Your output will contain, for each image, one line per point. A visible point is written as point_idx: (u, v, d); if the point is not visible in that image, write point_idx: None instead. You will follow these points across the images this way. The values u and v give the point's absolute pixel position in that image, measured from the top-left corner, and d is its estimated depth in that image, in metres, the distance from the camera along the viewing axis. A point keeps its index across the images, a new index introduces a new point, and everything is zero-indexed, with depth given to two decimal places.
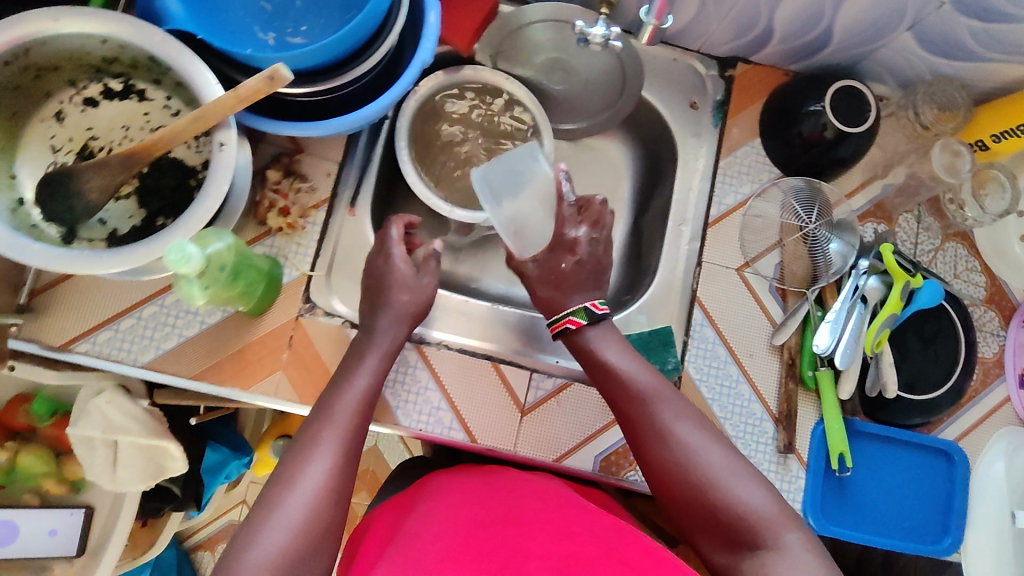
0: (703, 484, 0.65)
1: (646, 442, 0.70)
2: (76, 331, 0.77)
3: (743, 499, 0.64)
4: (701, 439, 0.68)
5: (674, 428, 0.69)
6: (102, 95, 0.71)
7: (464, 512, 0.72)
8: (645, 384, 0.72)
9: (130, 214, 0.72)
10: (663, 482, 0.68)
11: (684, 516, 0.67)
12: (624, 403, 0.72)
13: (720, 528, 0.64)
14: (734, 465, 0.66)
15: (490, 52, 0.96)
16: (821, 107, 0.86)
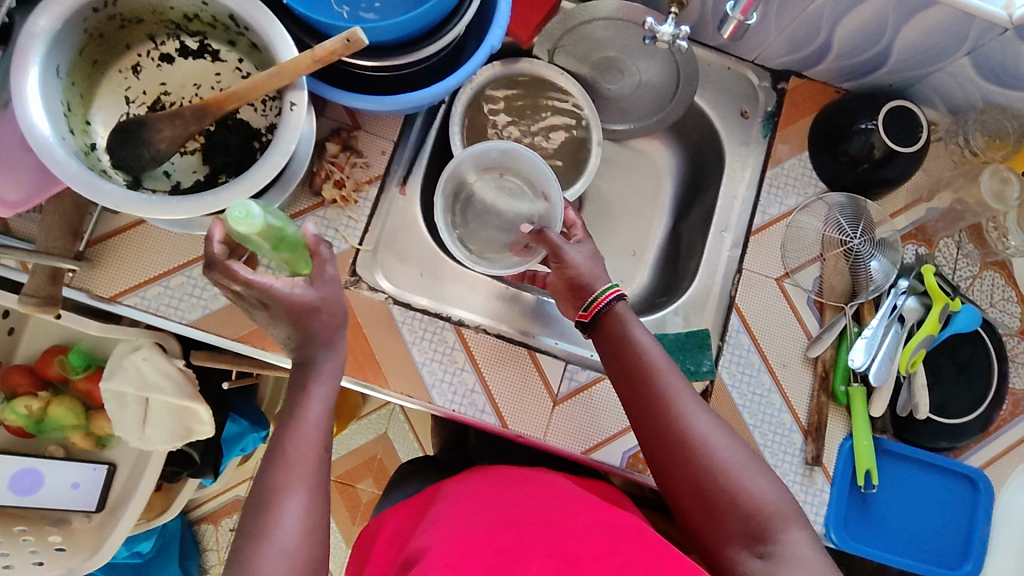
0: (715, 477, 0.66)
1: (661, 426, 0.68)
2: (127, 284, 0.79)
3: (753, 497, 0.65)
4: (716, 430, 0.68)
5: (692, 416, 0.68)
6: (178, 52, 0.74)
7: (488, 509, 0.71)
8: (666, 369, 0.70)
9: (194, 169, 0.76)
10: (672, 467, 0.68)
11: (686, 502, 0.68)
12: (642, 383, 0.70)
13: (728, 520, 0.65)
14: (748, 462, 0.66)
15: (548, 45, 0.98)
16: (873, 126, 0.88)
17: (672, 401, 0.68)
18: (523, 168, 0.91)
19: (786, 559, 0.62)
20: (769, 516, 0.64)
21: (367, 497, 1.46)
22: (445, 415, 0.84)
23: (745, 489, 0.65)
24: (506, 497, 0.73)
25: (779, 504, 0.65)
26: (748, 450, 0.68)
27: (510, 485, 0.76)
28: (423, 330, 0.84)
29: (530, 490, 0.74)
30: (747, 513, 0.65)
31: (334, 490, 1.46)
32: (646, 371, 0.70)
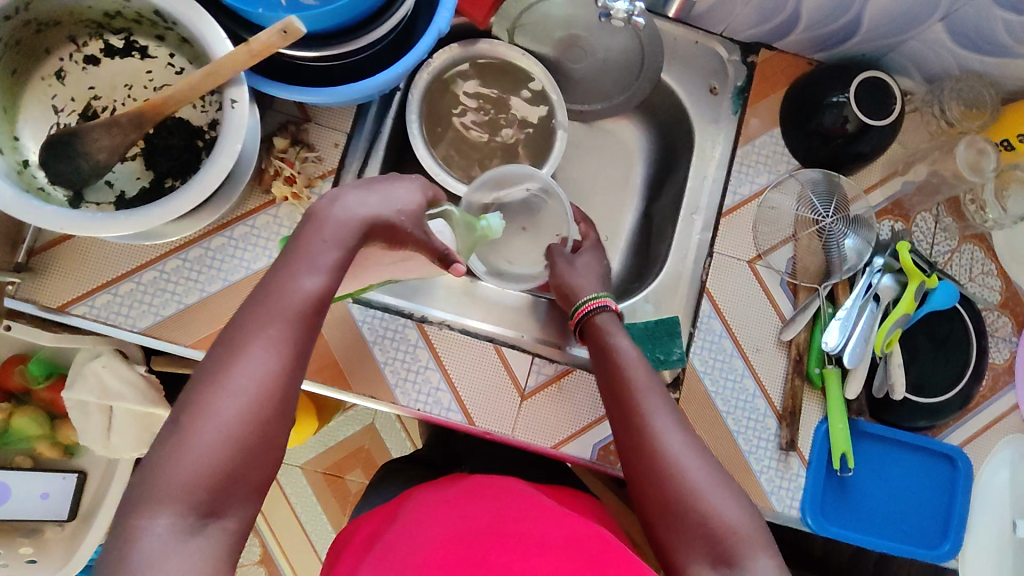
0: (680, 494, 0.62)
1: (634, 441, 0.67)
2: (74, 293, 0.76)
3: (717, 516, 0.60)
4: (688, 449, 0.64)
5: (665, 432, 0.65)
6: (103, 52, 0.71)
7: (456, 524, 0.67)
8: (645, 383, 0.69)
9: (137, 176, 0.71)
10: (640, 484, 0.65)
11: (653, 523, 0.63)
12: (621, 397, 0.70)
13: (692, 535, 0.60)
14: (718, 484, 0.62)
15: (507, 25, 0.95)
16: (845, 99, 0.84)
17: (646, 415, 0.67)
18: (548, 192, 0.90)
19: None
20: (735, 538, 0.59)
21: (356, 489, 1.45)
22: (411, 415, 0.82)
23: (711, 510, 0.60)
24: (477, 509, 0.69)
25: (746, 522, 0.60)
26: (720, 474, 0.63)
27: (484, 494, 0.73)
28: (385, 330, 0.81)
29: (506, 502, 0.71)
30: (711, 536, 0.60)
31: (322, 482, 1.45)
32: (626, 385, 0.70)
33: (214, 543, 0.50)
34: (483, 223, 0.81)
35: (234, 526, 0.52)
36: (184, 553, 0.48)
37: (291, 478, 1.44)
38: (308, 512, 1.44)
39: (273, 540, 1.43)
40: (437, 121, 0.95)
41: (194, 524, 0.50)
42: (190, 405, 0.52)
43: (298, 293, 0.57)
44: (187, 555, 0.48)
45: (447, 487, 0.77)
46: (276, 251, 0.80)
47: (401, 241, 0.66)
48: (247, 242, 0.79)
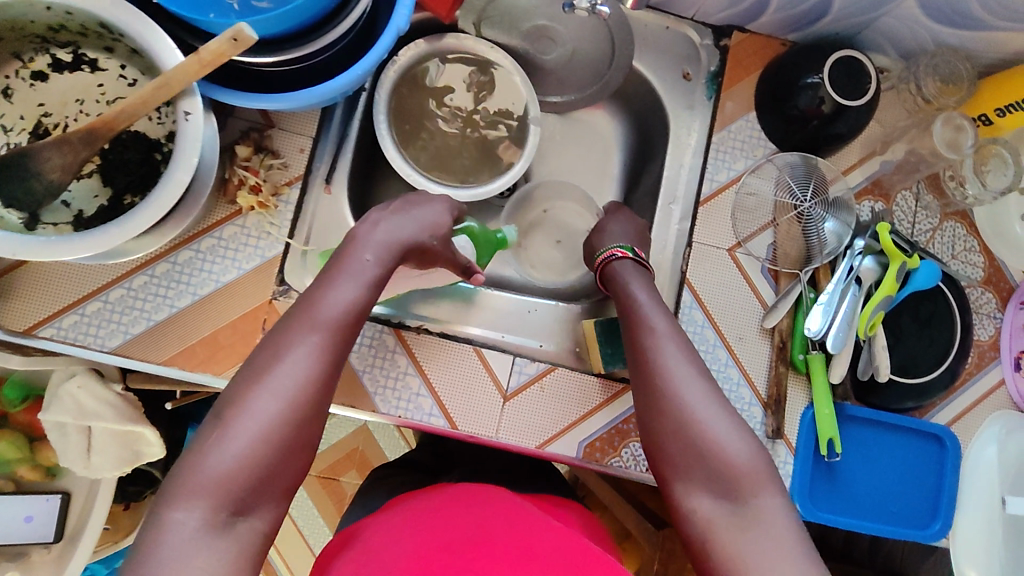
0: (684, 423, 0.62)
1: (642, 373, 0.67)
2: (40, 315, 0.74)
3: (720, 446, 0.60)
4: (695, 380, 0.64)
5: (672, 364, 0.65)
6: (51, 67, 0.68)
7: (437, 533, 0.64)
8: (659, 320, 0.70)
9: (95, 193, 0.70)
10: (650, 418, 0.64)
11: (657, 452, 0.63)
12: (632, 330, 0.70)
13: (698, 467, 0.60)
14: (720, 414, 0.62)
15: (473, 18, 0.93)
16: (819, 80, 0.83)
17: (654, 347, 0.67)
18: (555, 196, 0.98)
19: (749, 516, 0.57)
20: (736, 467, 0.59)
21: (351, 491, 1.43)
22: (393, 422, 0.81)
23: (713, 439, 0.60)
24: (465, 511, 0.67)
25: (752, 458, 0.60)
26: (725, 407, 0.63)
27: (474, 497, 0.71)
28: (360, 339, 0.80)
29: (496, 506, 0.69)
30: (712, 464, 0.60)
31: (318, 486, 1.43)
32: (638, 319, 0.71)
33: (241, 540, 0.51)
34: (501, 235, 0.90)
35: (261, 525, 0.53)
36: (213, 548, 0.50)
37: None
38: (305, 517, 1.42)
39: (279, 556, 1.41)
40: (406, 119, 0.93)
41: (225, 520, 0.51)
42: (228, 407, 0.55)
43: (335, 304, 0.61)
44: (212, 551, 0.49)
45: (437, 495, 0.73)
46: (245, 263, 0.78)
47: (432, 261, 0.75)
48: (215, 254, 0.77)
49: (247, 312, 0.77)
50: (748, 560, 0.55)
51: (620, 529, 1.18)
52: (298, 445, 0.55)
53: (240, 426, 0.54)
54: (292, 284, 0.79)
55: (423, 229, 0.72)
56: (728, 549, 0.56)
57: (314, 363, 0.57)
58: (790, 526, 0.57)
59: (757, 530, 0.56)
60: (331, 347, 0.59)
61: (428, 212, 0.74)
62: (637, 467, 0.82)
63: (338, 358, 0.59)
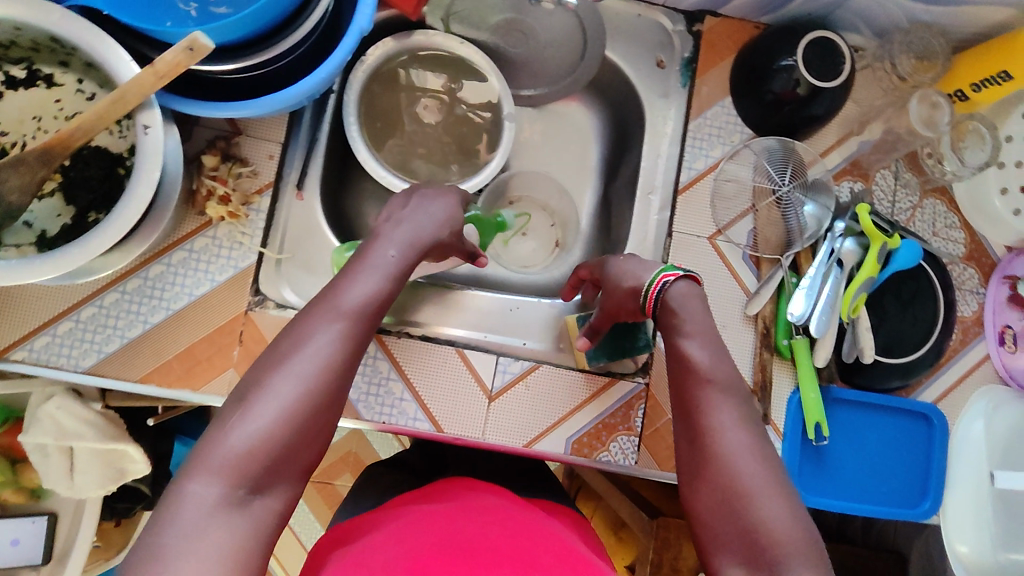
0: (731, 491, 0.54)
1: (692, 429, 0.59)
2: (10, 338, 0.73)
3: (769, 525, 0.52)
4: (750, 449, 0.56)
5: (727, 427, 0.57)
6: (6, 84, 0.67)
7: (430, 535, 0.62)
8: (711, 372, 0.61)
9: (58, 213, 0.68)
10: (691, 475, 0.57)
11: (697, 520, 0.55)
12: (682, 379, 0.62)
13: (740, 541, 0.52)
14: (773, 489, 0.53)
15: (441, 14, 0.91)
16: (793, 62, 0.82)
17: (705, 401, 0.59)
18: (529, 189, 0.98)
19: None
20: (783, 548, 0.50)
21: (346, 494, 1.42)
22: (377, 428, 0.80)
23: (762, 516, 0.52)
24: (456, 524, 0.63)
25: (797, 535, 0.51)
26: (781, 481, 0.55)
27: (468, 507, 0.67)
28: None
29: (492, 516, 0.66)
30: (757, 544, 0.51)
31: (313, 491, 1.41)
32: (689, 366, 0.62)
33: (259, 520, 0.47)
34: (500, 219, 0.92)
35: (278, 504, 0.49)
36: (230, 522, 0.46)
37: None
38: (301, 523, 1.41)
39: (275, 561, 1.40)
40: (378, 118, 0.92)
41: (242, 497, 0.47)
42: None
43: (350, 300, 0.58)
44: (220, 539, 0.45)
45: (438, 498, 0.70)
46: (218, 275, 0.77)
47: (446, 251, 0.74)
48: (187, 267, 0.76)
49: (221, 324, 0.76)
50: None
51: (617, 520, 1.18)
52: (319, 427, 0.52)
53: (264, 405, 0.50)
54: (269, 294, 0.78)
55: (441, 225, 0.69)
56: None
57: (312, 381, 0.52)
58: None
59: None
60: (353, 344, 0.55)
61: (442, 206, 0.71)
62: (625, 461, 0.81)
63: (345, 368, 0.54)
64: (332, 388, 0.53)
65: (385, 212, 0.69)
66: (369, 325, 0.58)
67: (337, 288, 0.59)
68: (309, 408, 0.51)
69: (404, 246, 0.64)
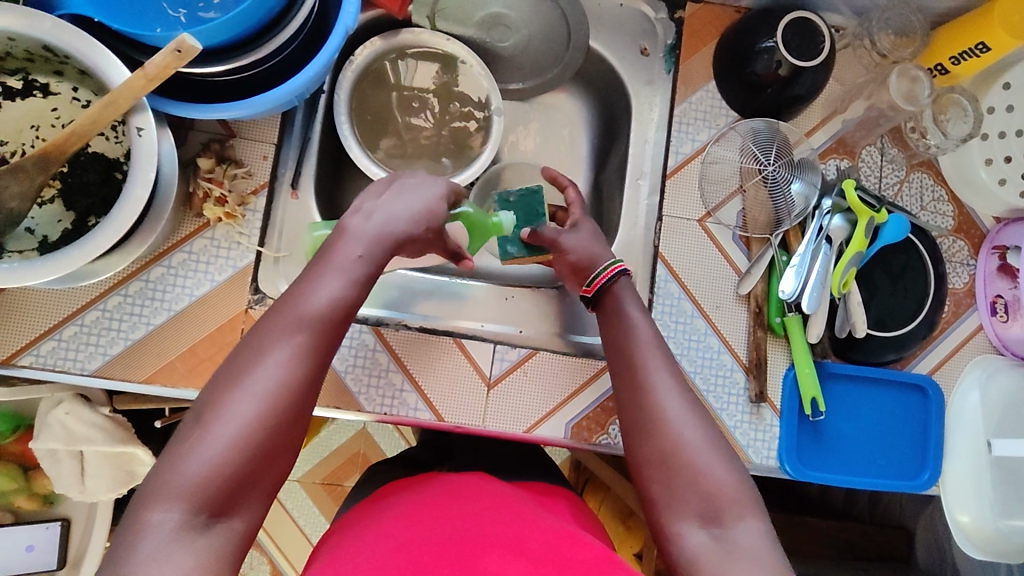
0: (674, 453, 0.59)
1: (632, 399, 0.64)
2: (17, 344, 0.74)
3: (711, 480, 0.58)
4: (688, 412, 0.62)
5: (665, 395, 0.63)
6: (3, 95, 0.69)
7: (436, 520, 0.64)
8: (649, 347, 0.67)
9: (59, 218, 0.70)
10: (634, 435, 0.62)
11: (644, 478, 0.61)
12: (620, 357, 0.67)
13: (687, 494, 0.58)
14: (714, 447, 0.60)
15: (426, 12, 0.92)
16: (774, 43, 0.83)
17: (644, 371, 0.64)
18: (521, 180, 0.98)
19: (734, 545, 0.55)
20: (725, 499, 0.57)
21: None
22: (380, 419, 0.82)
23: (703, 470, 0.58)
24: (448, 509, 0.66)
25: (735, 485, 0.58)
26: (719, 441, 0.61)
27: (469, 492, 0.70)
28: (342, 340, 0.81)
29: (488, 502, 0.68)
30: (702, 495, 0.57)
31: (323, 493, 1.42)
32: (628, 344, 0.67)
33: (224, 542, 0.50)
34: (497, 220, 0.82)
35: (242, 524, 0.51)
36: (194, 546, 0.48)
37: (290, 492, 1.41)
38: (312, 524, 1.42)
39: (287, 564, 1.41)
40: (369, 118, 0.93)
41: (203, 522, 0.50)
42: (203, 417, 0.53)
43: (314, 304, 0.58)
44: (193, 552, 0.48)
45: (440, 484, 0.72)
46: (217, 275, 0.78)
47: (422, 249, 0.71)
48: (187, 269, 0.78)
49: (222, 323, 0.78)
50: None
51: (624, 508, 1.19)
52: (287, 432, 0.54)
53: (219, 432, 0.52)
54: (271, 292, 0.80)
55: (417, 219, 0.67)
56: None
57: (295, 366, 0.55)
58: (774, 556, 0.55)
59: (745, 562, 0.54)
60: (320, 344, 0.57)
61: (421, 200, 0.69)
62: None
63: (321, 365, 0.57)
64: (296, 398, 0.55)
65: (359, 202, 0.67)
66: (337, 331, 0.59)
67: (302, 290, 0.59)
68: (282, 403, 0.54)
69: (371, 245, 0.63)
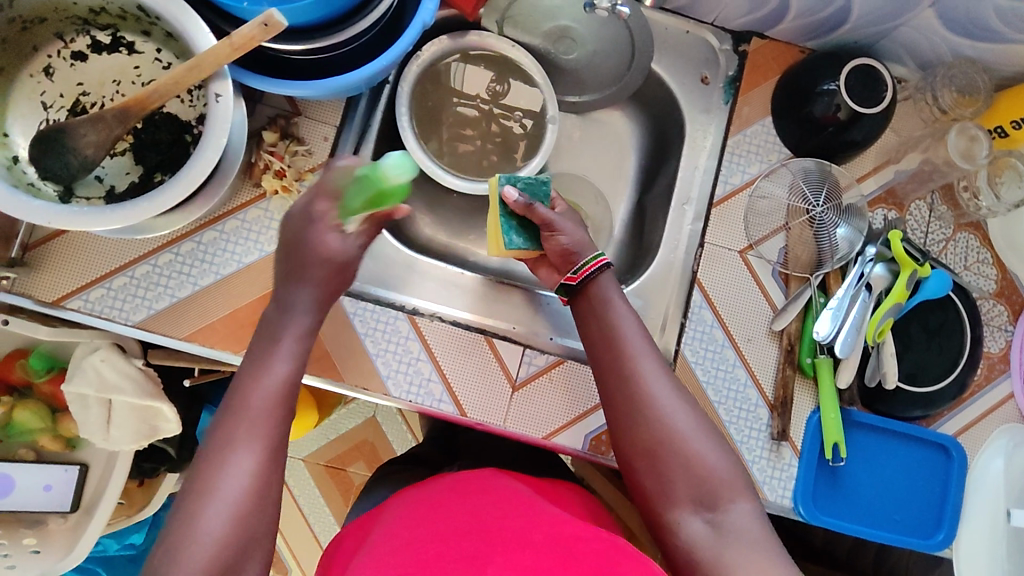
0: (666, 443, 0.63)
1: (620, 390, 0.66)
2: (68, 287, 0.77)
3: (704, 465, 0.62)
4: (674, 399, 0.65)
5: (652, 384, 0.65)
6: (91, 48, 0.72)
7: (454, 513, 0.65)
8: (634, 337, 0.68)
9: (127, 171, 0.73)
10: (623, 426, 0.66)
11: (636, 465, 0.65)
12: (603, 347, 0.69)
13: (682, 479, 0.62)
14: (705, 434, 0.64)
15: (497, 17, 0.96)
16: (836, 86, 0.84)
17: (629, 360, 0.66)
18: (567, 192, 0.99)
19: (727, 528, 0.60)
20: (717, 485, 0.62)
21: (358, 481, 1.43)
22: (403, 406, 0.83)
23: (695, 457, 0.62)
24: (459, 503, 0.67)
25: (728, 470, 0.63)
26: (710, 428, 0.65)
27: (476, 483, 0.72)
28: (376, 323, 0.82)
29: (504, 495, 0.69)
30: (696, 481, 0.62)
31: (324, 475, 1.44)
32: (610, 333, 0.69)
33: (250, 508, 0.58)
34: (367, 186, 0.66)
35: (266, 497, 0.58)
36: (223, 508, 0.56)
37: (293, 470, 1.43)
38: (311, 504, 1.43)
39: (282, 542, 1.42)
40: (428, 114, 0.96)
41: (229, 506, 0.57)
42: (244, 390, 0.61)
43: None
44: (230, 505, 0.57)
45: (443, 481, 0.75)
46: (267, 245, 0.81)
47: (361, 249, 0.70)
48: (239, 236, 0.80)
49: (268, 291, 0.80)
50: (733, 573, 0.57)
51: None
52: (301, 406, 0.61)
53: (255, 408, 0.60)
54: None
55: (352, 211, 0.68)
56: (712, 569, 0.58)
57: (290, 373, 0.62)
58: (767, 534, 0.60)
59: (740, 543, 0.59)
60: None
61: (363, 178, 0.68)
62: None
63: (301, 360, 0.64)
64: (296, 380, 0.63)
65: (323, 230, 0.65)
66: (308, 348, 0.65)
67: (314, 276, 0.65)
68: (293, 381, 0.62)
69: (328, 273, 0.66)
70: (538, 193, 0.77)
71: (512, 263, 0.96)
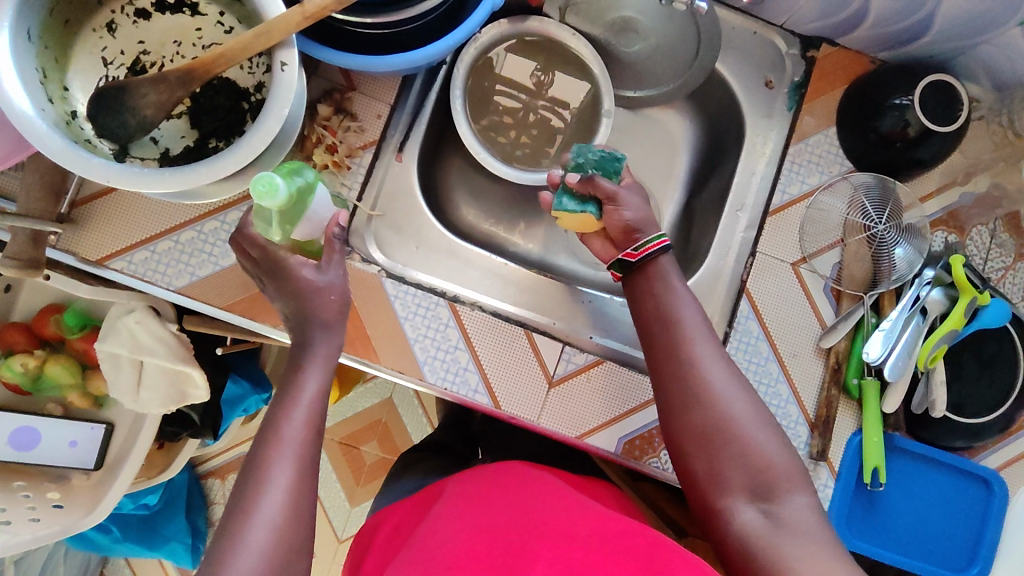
0: (721, 430, 0.65)
1: (676, 374, 0.68)
2: (113, 247, 0.77)
3: (759, 454, 0.64)
4: (732, 387, 0.67)
5: (710, 371, 0.67)
6: (154, 7, 0.72)
7: (496, 508, 0.65)
8: (693, 323, 0.70)
9: (182, 134, 0.72)
10: (679, 410, 0.68)
11: (690, 449, 0.67)
12: (662, 329, 0.70)
13: (737, 467, 0.64)
14: (761, 424, 0.66)
15: (560, 3, 0.93)
16: (908, 101, 0.80)
17: (688, 346, 0.68)
18: None
19: (782, 518, 0.62)
20: (773, 475, 0.64)
21: (370, 460, 1.43)
22: (437, 393, 0.82)
23: (751, 446, 0.65)
24: (499, 497, 0.67)
25: (782, 461, 0.65)
26: (765, 418, 0.67)
27: (515, 474, 0.71)
28: (417, 307, 0.81)
29: (541, 488, 0.67)
30: (751, 470, 0.64)
31: (338, 451, 1.43)
32: (669, 317, 0.70)
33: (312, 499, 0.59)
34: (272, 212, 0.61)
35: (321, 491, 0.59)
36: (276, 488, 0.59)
37: None
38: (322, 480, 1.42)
39: None
40: (480, 100, 0.94)
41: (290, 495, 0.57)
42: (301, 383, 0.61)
43: None
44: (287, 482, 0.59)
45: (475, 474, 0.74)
46: None
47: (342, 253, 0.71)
48: None
49: None
50: (791, 565, 0.58)
51: None
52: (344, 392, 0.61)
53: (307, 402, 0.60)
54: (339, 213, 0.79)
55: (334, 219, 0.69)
56: (768, 557, 0.60)
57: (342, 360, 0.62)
58: (822, 528, 0.61)
59: (797, 534, 0.60)
60: None
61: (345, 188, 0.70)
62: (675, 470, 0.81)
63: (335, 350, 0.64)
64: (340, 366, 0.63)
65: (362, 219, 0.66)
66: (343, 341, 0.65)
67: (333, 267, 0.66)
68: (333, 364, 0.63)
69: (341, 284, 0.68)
70: (605, 156, 0.76)
71: (556, 257, 0.97)
